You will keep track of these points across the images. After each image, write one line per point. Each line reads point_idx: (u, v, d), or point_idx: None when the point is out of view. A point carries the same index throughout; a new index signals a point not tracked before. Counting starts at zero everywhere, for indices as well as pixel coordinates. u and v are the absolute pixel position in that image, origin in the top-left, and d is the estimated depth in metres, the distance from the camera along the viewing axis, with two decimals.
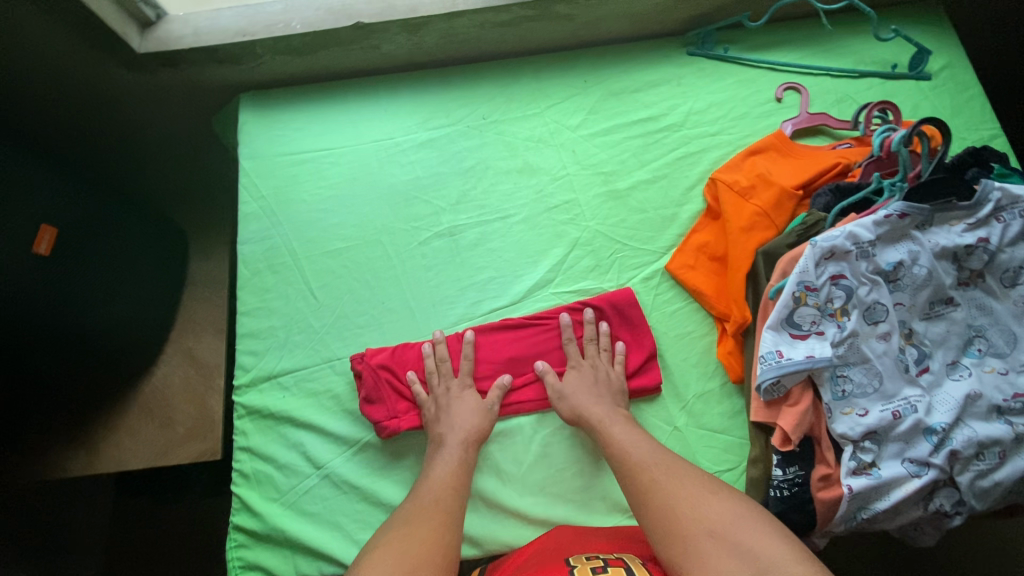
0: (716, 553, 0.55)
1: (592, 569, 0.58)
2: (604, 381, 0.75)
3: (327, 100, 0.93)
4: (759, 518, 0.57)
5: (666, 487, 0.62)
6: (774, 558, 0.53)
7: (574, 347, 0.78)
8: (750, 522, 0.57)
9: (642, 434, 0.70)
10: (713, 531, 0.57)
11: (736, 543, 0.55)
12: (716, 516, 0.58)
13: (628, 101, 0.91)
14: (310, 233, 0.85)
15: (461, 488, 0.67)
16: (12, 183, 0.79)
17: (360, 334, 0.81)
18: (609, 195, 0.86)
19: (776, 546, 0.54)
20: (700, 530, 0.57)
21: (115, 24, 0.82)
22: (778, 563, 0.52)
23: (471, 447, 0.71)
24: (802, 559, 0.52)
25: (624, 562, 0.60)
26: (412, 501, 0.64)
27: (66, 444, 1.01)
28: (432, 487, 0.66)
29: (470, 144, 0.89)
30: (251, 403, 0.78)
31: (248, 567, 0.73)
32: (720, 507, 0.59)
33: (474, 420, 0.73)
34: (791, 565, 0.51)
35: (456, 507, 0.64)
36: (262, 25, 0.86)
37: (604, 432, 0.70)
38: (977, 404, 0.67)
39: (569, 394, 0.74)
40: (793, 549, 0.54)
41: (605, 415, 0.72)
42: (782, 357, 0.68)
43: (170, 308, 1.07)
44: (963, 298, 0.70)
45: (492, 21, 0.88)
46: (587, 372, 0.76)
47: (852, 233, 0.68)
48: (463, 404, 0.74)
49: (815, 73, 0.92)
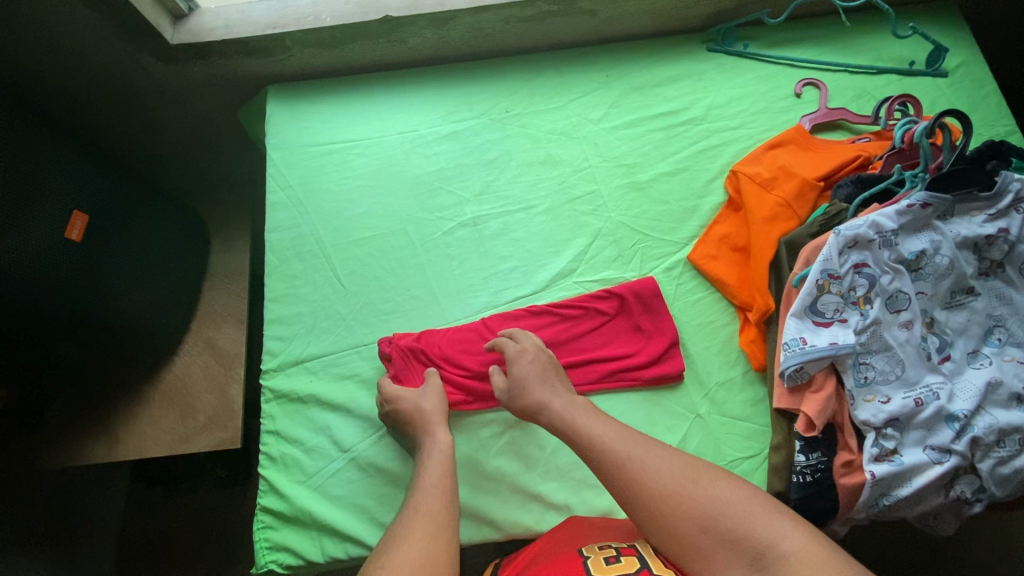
0: (716, 547, 0.56)
1: (605, 559, 0.58)
2: (544, 369, 0.73)
3: (353, 92, 0.95)
4: (745, 496, 0.58)
5: (651, 478, 0.61)
6: (768, 536, 0.54)
7: (507, 345, 0.75)
8: (743, 505, 0.57)
9: (604, 417, 0.69)
10: (706, 526, 0.57)
11: (730, 531, 0.56)
12: (706, 505, 0.58)
13: (649, 96, 0.93)
14: (337, 222, 0.86)
15: (448, 485, 0.67)
16: (46, 168, 0.80)
17: (386, 320, 0.82)
18: (631, 187, 0.88)
19: (769, 523, 0.55)
20: (694, 527, 0.57)
21: (149, 16, 0.84)
22: (770, 540, 0.54)
23: (438, 432, 0.71)
24: (790, 529, 0.55)
25: (636, 550, 0.61)
26: (405, 514, 0.63)
27: (85, 430, 1.01)
28: (422, 499, 0.64)
29: (493, 136, 0.91)
30: (279, 387, 0.79)
31: (275, 548, 0.73)
32: (708, 491, 0.59)
33: (435, 402, 0.74)
34: (783, 541, 0.54)
35: (448, 507, 0.64)
36: (293, 18, 0.87)
37: (569, 428, 0.68)
38: (998, 391, 0.68)
39: (517, 391, 0.72)
40: (778, 517, 0.56)
41: (561, 410, 0.69)
42: (806, 343, 0.69)
43: (192, 299, 1.07)
44: (983, 288, 0.72)
45: (516, 16, 0.90)
46: (530, 359, 0.74)
47: (875, 222, 0.70)
48: (406, 398, 0.74)
49: (833, 69, 0.93)
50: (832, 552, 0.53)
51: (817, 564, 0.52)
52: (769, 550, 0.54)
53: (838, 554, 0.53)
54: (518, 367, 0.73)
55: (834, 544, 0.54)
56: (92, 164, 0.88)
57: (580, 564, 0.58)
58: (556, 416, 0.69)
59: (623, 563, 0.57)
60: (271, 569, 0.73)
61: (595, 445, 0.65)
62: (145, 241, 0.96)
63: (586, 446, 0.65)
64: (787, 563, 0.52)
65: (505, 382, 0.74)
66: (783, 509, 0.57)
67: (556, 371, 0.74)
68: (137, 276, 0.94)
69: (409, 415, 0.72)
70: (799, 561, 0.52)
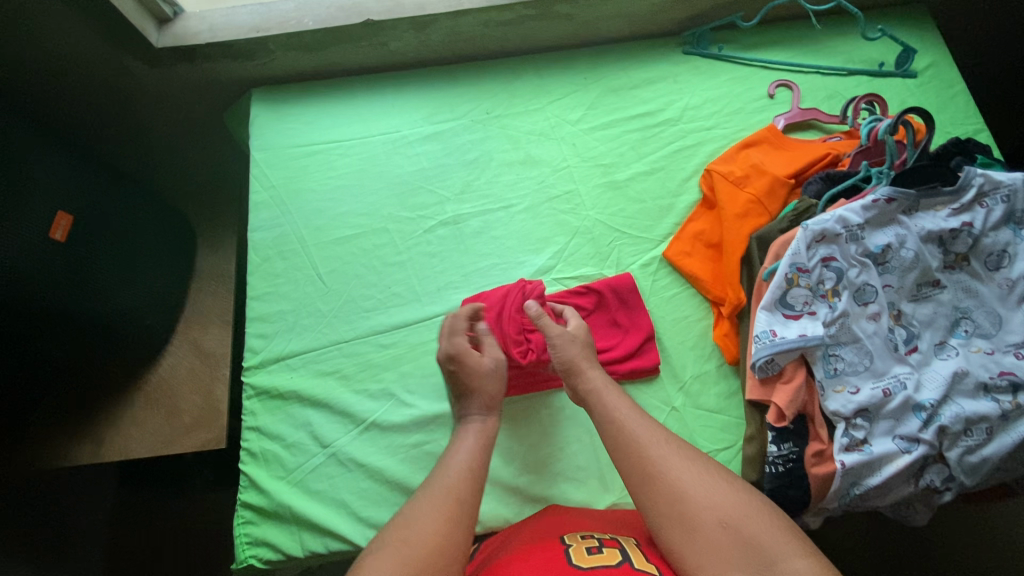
0: (728, 546, 0.55)
1: (587, 548, 0.59)
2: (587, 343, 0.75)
3: (336, 95, 0.96)
4: (769, 510, 0.57)
5: (675, 474, 0.60)
6: (783, 551, 0.53)
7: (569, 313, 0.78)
8: (763, 515, 0.57)
9: (643, 413, 0.68)
10: (725, 524, 0.56)
11: (748, 537, 0.55)
12: (727, 507, 0.57)
13: (627, 97, 0.95)
14: (318, 221, 0.88)
15: (476, 470, 0.65)
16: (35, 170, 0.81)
17: (367, 317, 0.83)
18: (608, 186, 0.89)
19: (784, 539, 0.55)
20: (711, 522, 0.56)
21: (135, 20, 0.85)
22: (783, 553, 0.53)
23: (492, 415, 0.72)
24: (807, 552, 0.54)
25: (619, 542, 0.61)
26: (425, 489, 0.62)
27: (76, 430, 1.04)
28: (442, 480, 0.63)
29: (474, 137, 0.92)
30: (260, 384, 0.80)
31: (254, 544, 0.74)
32: (731, 495, 0.58)
33: (493, 384, 0.73)
34: (797, 559, 0.53)
35: (471, 494, 0.62)
36: (275, 22, 0.89)
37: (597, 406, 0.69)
38: (964, 381, 0.69)
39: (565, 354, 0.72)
40: (795, 541, 0.55)
41: (598, 381, 0.71)
42: (776, 335, 0.71)
43: (177, 300, 1.08)
44: (949, 281, 0.73)
45: (495, 19, 0.92)
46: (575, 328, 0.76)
47: (842, 217, 0.72)
48: (474, 366, 0.73)
49: (805, 71, 0.96)
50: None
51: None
52: (781, 562, 0.53)
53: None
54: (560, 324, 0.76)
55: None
56: (79, 164, 0.89)
57: (563, 552, 0.59)
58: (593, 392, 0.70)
59: (605, 554, 0.58)
60: (251, 563, 0.73)
61: (624, 430, 0.65)
62: (131, 242, 0.97)
63: (615, 429, 0.66)
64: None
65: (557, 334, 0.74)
66: (799, 533, 0.56)
67: (591, 352, 0.75)
68: (123, 277, 0.95)
69: (469, 383, 0.73)
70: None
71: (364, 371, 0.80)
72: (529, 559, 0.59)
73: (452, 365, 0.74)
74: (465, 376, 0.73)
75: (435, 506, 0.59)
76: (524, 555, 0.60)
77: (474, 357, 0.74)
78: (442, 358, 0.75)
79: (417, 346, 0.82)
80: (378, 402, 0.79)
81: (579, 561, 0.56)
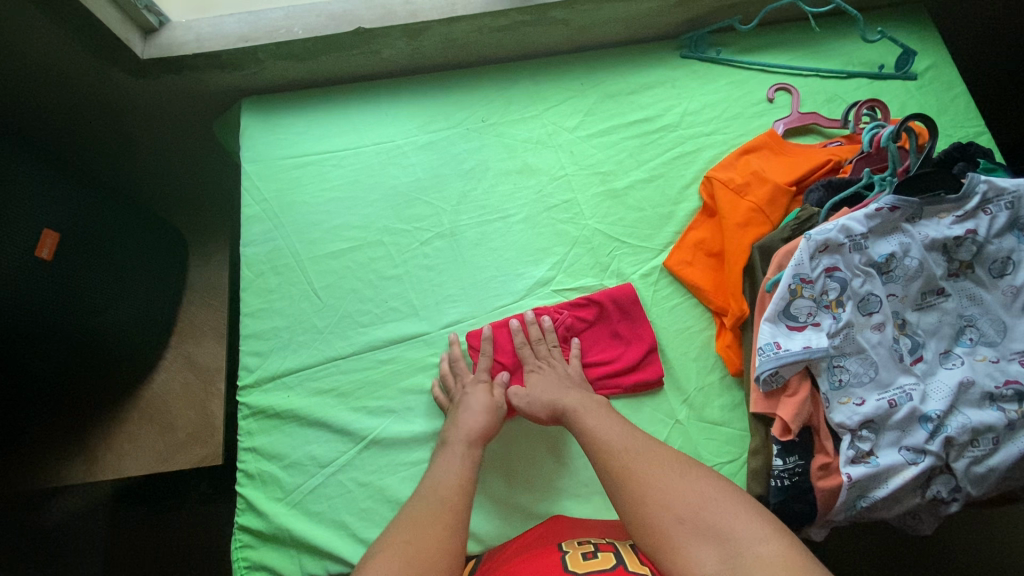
0: (688, 537, 0.54)
1: (582, 554, 0.58)
2: (555, 379, 0.75)
3: (328, 104, 0.95)
4: (735, 498, 0.57)
5: (635, 472, 0.60)
6: (747, 537, 0.53)
7: (524, 352, 0.78)
8: (724, 501, 0.56)
9: (613, 416, 0.69)
10: (682, 518, 0.56)
11: (706, 524, 0.54)
12: (686, 498, 0.57)
13: (624, 103, 0.93)
14: (312, 235, 0.86)
15: (469, 485, 0.66)
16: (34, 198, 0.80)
17: (364, 333, 0.81)
18: (607, 195, 0.88)
19: (747, 525, 0.54)
20: (669, 519, 0.56)
21: (118, 30, 0.84)
22: (750, 540, 0.52)
23: (476, 447, 0.70)
24: (773, 537, 0.52)
25: (614, 546, 0.61)
26: (416, 501, 0.63)
27: (63, 448, 0.98)
28: (436, 494, 0.64)
29: (470, 146, 0.91)
30: (256, 404, 0.78)
31: (253, 567, 0.72)
32: (691, 486, 0.58)
33: (484, 419, 0.72)
34: (761, 545, 0.52)
35: (466, 508, 0.63)
36: (263, 31, 0.87)
37: (577, 420, 0.69)
38: (970, 391, 0.68)
39: (540, 397, 0.73)
40: (759, 523, 0.54)
41: (574, 404, 0.71)
42: (780, 348, 0.69)
43: (170, 314, 1.06)
44: (953, 289, 0.72)
45: (489, 26, 0.90)
46: (549, 372, 0.76)
47: (845, 227, 0.71)
48: (480, 398, 0.74)
49: (804, 74, 0.94)
50: (808, 555, 0.51)
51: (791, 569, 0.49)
52: (746, 549, 0.52)
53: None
54: (538, 376, 0.75)
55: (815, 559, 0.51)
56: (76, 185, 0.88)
57: (559, 558, 0.58)
58: (575, 410, 0.70)
59: (600, 558, 0.57)
60: None
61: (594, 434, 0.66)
62: (122, 257, 0.94)
63: (589, 437, 0.66)
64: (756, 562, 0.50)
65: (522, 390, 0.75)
66: (768, 518, 0.55)
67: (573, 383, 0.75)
68: (111, 294, 0.91)
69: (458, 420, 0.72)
70: (771, 564, 0.50)
71: (363, 388, 0.79)
72: (524, 568, 0.58)
73: (466, 389, 0.74)
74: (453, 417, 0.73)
75: (431, 512, 0.61)
76: (518, 565, 0.59)
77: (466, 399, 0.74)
78: (442, 398, 0.77)
79: (416, 362, 0.80)
80: (378, 419, 0.77)
81: (573, 567, 0.55)
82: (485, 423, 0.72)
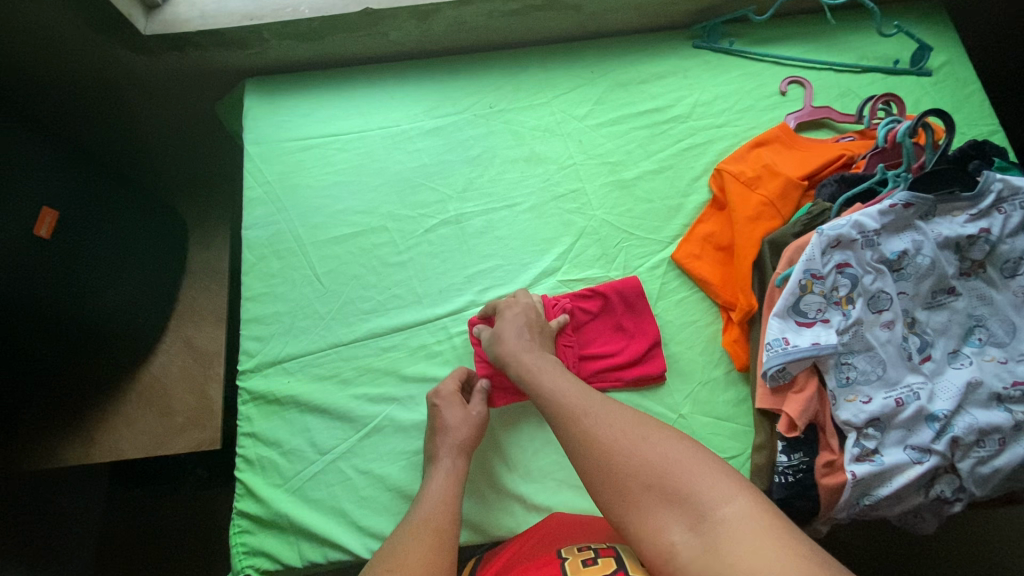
0: (654, 505, 0.50)
1: (583, 561, 0.55)
2: (524, 323, 0.73)
3: (333, 86, 0.93)
4: (701, 457, 0.52)
5: (597, 437, 0.55)
6: (711, 498, 0.49)
7: (502, 300, 0.77)
8: (688, 460, 0.52)
9: (575, 379, 0.64)
10: (648, 483, 0.51)
11: (672, 489, 0.50)
12: (650, 462, 0.52)
13: (634, 92, 0.92)
14: (316, 219, 0.85)
15: (454, 501, 0.65)
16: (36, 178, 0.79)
17: (367, 319, 0.80)
18: (615, 185, 0.87)
19: (714, 485, 0.49)
20: (637, 484, 0.51)
21: (120, 6, 0.81)
22: (715, 500, 0.48)
23: (462, 458, 0.69)
24: (739, 495, 0.49)
25: (615, 550, 0.57)
26: (405, 523, 0.63)
27: (61, 429, 0.98)
28: (424, 512, 0.63)
29: (477, 132, 0.89)
30: (256, 388, 0.78)
31: (251, 553, 0.72)
32: (656, 448, 0.53)
33: (467, 430, 0.70)
34: (726, 504, 0.48)
35: (452, 524, 0.62)
36: (269, 9, 0.85)
37: (531, 381, 0.65)
38: (978, 391, 0.67)
39: (501, 341, 0.71)
40: (725, 481, 0.50)
41: (526, 366, 0.67)
42: (789, 343, 0.69)
43: (169, 297, 1.04)
44: (965, 288, 0.71)
45: (500, 10, 0.89)
46: (519, 313, 0.73)
47: (858, 222, 0.70)
48: (454, 407, 0.72)
49: (819, 67, 0.93)
50: (778, 514, 0.47)
51: (761, 528, 0.46)
52: (712, 510, 0.48)
53: (805, 539, 0.46)
54: (501, 323, 0.73)
55: (783, 515, 0.48)
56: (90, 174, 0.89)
57: (559, 566, 0.56)
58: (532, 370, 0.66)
59: (601, 565, 0.54)
60: (248, 574, 0.71)
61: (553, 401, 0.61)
62: (122, 239, 0.93)
63: (549, 404, 0.61)
64: (724, 527, 0.47)
65: (489, 333, 0.74)
66: (735, 475, 0.51)
67: (536, 334, 0.73)
68: (109, 276, 0.90)
69: (443, 423, 0.70)
70: (737, 528, 0.46)
71: (364, 375, 0.78)
72: None
73: (435, 402, 0.72)
74: (443, 416, 0.71)
75: (417, 533, 0.60)
76: None
77: (462, 406, 0.72)
78: (430, 393, 0.74)
79: (419, 349, 0.79)
80: (379, 407, 0.76)
81: None
82: (469, 436, 0.70)
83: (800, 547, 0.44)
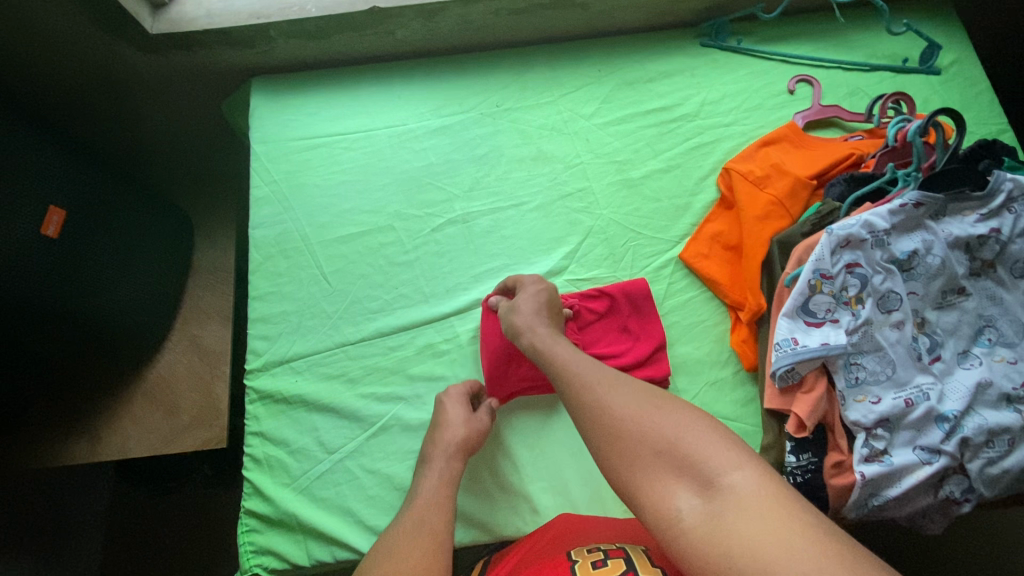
0: (660, 471, 0.48)
1: (592, 563, 0.55)
2: (543, 300, 0.73)
3: (339, 84, 0.93)
4: (713, 427, 0.50)
5: (608, 405, 0.54)
6: (720, 464, 0.46)
7: (522, 277, 0.77)
8: (699, 430, 0.49)
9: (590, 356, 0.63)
10: (658, 450, 0.49)
11: (681, 456, 0.48)
12: (660, 429, 0.50)
13: (641, 91, 0.91)
14: (322, 218, 0.84)
15: (447, 503, 0.64)
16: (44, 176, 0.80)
17: (374, 319, 0.80)
18: (622, 184, 0.86)
19: (724, 453, 0.47)
20: (646, 451, 0.49)
21: (127, 4, 0.81)
22: (724, 467, 0.46)
23: (456, 460, 0.69)
24: (749, 464, 0.46)
25: (624, 551, 0.57)
26: (399, 525, 0.62)
27: (67, 428, 0.98)
28: (417, 514, 0.62)
29: (483, 131, 0.89)
30: (263, 387, 0.78)
31: (259, 552, 0.72)
32: (666, 416, 0.51)
33: (461, 430, 0.70)
34: (736, 471, 0.45)
35: (447, 527, 0.61)
36: (276, 8, 0.85)
37: (545, 353, 0.64)
38: (987, 392, 0.67)
39: (519, 314, 0.71)
40: (736, 450, 0.47)
41: (541, 337, 0.67)
42: (797, 344, 0.68)
43: (174, 296, 1.04)
44: (974, 288, 0.71)
45: (506, 8, 0.89)
46: (538, 290, 0.74)
47: (868, 222, 0.69)
48: (458, 409, 0.72)
49: (827, 66, 0.92)
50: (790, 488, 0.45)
51: (770, 499, 0.43)
52: (721, 477, 0.45)
53: (819, 515, 0.43)
54: (521, 296, 0.73)
55: (795, 490, 0.45)
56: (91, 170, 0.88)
57: (568, 569, 0.55)
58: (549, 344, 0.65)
59: (611, 566, 0.54)
60: (255, 573, 0.71)
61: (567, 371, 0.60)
62: (128, 237, 0.93)
63: (562, 376, 0.60)
64: (732, 493, 0.44)
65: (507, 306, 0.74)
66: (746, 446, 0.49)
67: (553, 314, 0.72)
68: (116, 275, 0.90)
69: (445, 421, 0.71)
70: (744, 496, 0.43)
71: (372, 375, 0.78)
72: None
73: (443, 398, 0.73)
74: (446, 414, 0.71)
75: (411, 535, 0.59)
76: None
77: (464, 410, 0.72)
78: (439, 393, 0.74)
79: (426, 349, 0.79)
80: (386, 406, 0.76)
81: None
82: (465, 436, 0.70)
83: (809, 516, 0.42)
